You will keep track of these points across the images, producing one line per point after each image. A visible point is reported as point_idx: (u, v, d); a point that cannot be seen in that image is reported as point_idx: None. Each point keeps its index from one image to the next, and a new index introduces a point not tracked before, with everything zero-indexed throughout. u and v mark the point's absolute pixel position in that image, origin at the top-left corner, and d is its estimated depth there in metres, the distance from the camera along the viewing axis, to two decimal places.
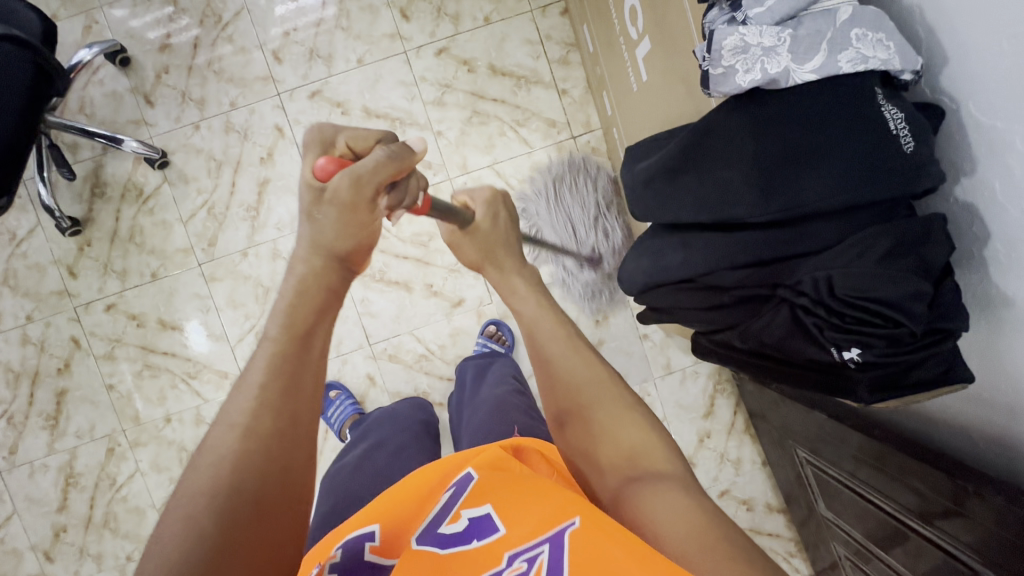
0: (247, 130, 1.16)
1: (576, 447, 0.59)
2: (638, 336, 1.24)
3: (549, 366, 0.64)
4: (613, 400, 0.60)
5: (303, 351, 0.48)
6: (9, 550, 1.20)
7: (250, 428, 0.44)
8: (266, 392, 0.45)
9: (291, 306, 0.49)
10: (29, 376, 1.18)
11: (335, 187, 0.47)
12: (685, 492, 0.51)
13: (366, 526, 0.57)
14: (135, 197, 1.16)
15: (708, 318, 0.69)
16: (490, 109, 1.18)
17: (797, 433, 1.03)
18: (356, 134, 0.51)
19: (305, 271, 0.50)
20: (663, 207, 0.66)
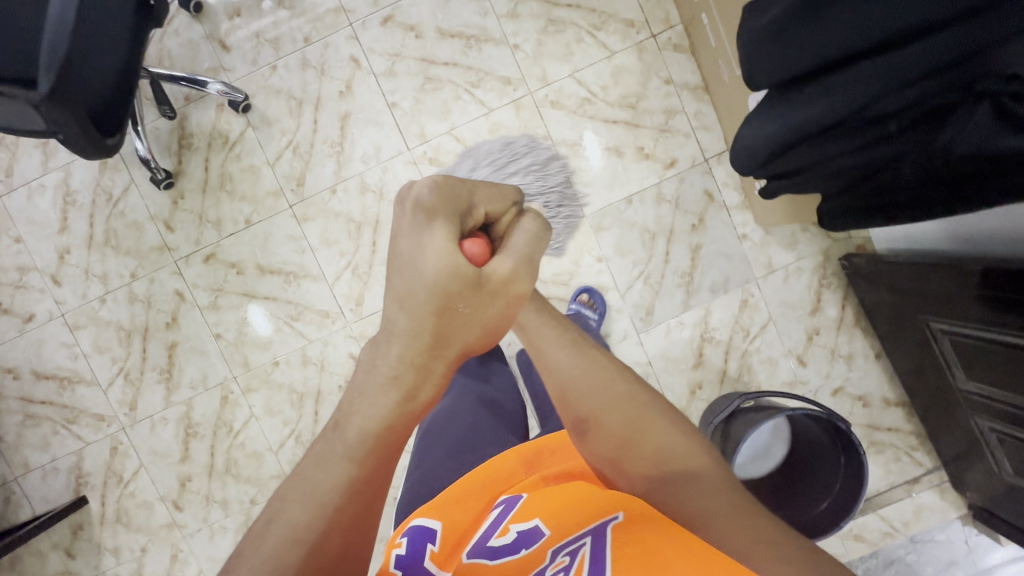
0: (324, 65, 1.15)
1: (604, 454, 0.57)
2: (737, 237, 1.20)
3: (567, 382, 0.61)
4: (633, 405, 0.58)
5: (385, 467, 0.47)
6: (140, 503, 1.25)
7: (340, 505, 0.45)
8: (342, 505, 0.45)
9: (383, 423, 0.46)
10: (140, 333, 1.21)
11: (504, 276, 0.46)
12: (711, 485, 0.51)
13: (427, 523, 0.64)
14: (221, 145, 1.17)
15: (871, 152, 0.66)
16: (565, 15, 1.15)
17: (930, 302, 0.99)
18: (488, 196, 0.49)
19: (413, 377, 0.45)
20: (804, 52, 0.59)
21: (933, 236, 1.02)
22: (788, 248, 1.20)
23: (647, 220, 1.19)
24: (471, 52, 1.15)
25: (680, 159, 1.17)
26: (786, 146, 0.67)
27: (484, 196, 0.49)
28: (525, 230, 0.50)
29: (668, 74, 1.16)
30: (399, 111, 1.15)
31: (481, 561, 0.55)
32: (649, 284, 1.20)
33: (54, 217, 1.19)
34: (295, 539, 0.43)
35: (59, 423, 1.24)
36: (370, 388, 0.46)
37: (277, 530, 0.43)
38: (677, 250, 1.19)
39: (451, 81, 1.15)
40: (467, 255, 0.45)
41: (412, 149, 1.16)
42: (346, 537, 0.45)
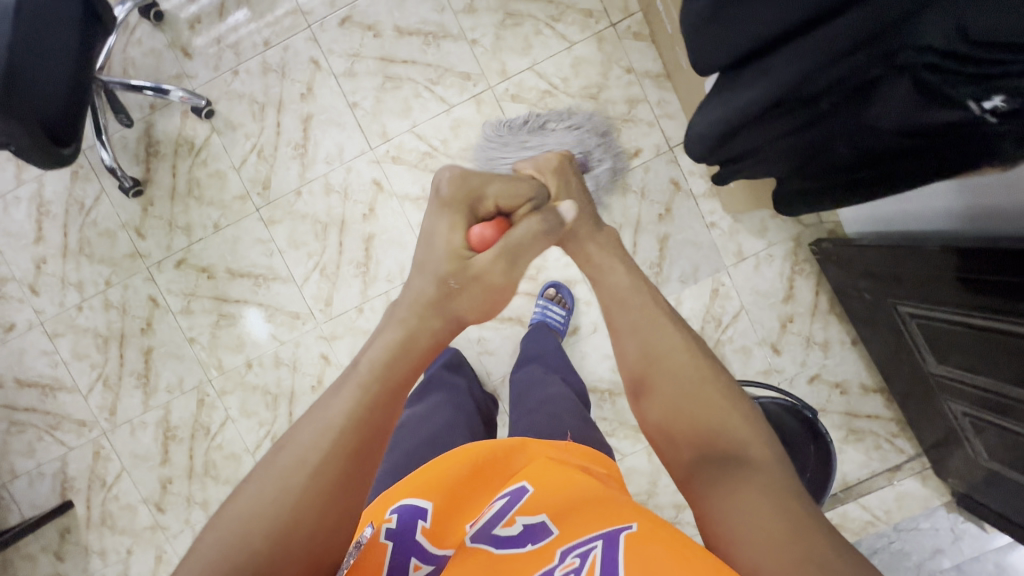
0: (285, 68, 1.16)
1: (653, 415, 0.56)
2: (705, 225, 1.18)
3: (631, 337, 0.60)
4: (695, 373, 0.55)
5: (386, 413, 0.48)
6: (123, 506, 1.27)
7: (343, 428, 0.46)
8: (346, 433, 0.46)
9: (386, 365, 0.50)
10: (116, 339, 1.23)
11: (486, 261, 0.55)
12: (764, 479, 0.45)
13: (420, 502, 0.57)
14: (188, 152, 1.19)
15: (810, 134, 0.65)
16: (522, 8, 1.14)
17: (896, 285, 0.97)
18: (501, 192, 0.61)
19: (430, 326, 0.53)
20: (740, 30, 0.57)
21: (894, 215, 0.98)
22: (758, 235, 1.19)
23: (613, 211, 1.18)
24: (429, 49, 1.15)
25: (644, 149, 1.16)
26: (732, 124, 0.66)
27: (496, 191, 0.60)
28: (524, 224, 0.59)
29: (628, 64, 1.15)
30: (360, 111, 1.16)
31: (483, 547, 0.49)
32: None
33: (30, 228, 1.22)
34: (297, 463, 0.44)
35: (44, 429, 1.27)
36: (384, 328, 0.53)
37: (288, 450, 0.45)
38: (645, 240, 1.18)
39: (410, 79, 1.16)
40: (468, 236, 0.56)
41: (375, 148, 1.17)
42: (348, 471, 0.45)
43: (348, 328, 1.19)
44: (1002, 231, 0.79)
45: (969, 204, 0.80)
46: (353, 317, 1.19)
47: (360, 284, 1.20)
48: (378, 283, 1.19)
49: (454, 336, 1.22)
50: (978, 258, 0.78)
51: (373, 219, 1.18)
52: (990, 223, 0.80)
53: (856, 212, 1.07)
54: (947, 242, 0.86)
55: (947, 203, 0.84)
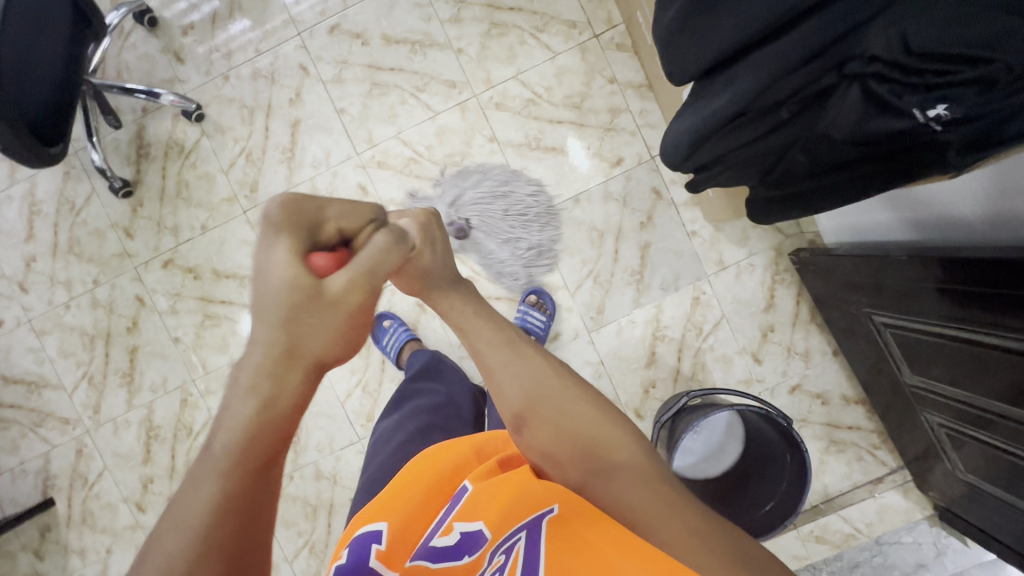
0: (274, 73, 1.19)
1: (540, 449, 0.56)
2: (686, 234, 1.19)
3: (496, 373, 0.60)
4: (565, 397, 0.57)
5: (263, 483, 0.43)
6: (104, 505, 1.27)
7: (212, 526, 0.39)
8: (221, 527, 0.40)
9: (246, 437, 0.42)
10: (102, 338, 1.25)
11: (341, 288, 0.45)
12: (641, 476, 0.50)
13: (374, 525, 0.57)
14: (178, 154, 1.21)
15: (772, 145, 0.66)
16: (507, 18, 1.17)
17: (872, 295, 0.98)
18: (340, 210, 0.48)
19: (283, 383, 0.43)
20: (707, 42, 0.60)
21: (868, 225, 1.01)
22: (739, 245, 1.19)
23: (595, 219, 1.19)
24: (416, 58, 1.18)
25: (626, 158, 1.18)
26: (698, 136, 0.67)
27: (336, 210, 0.48)
28: (373, 247, 0.48)
29: (611, 74, 1.17)
30: (347, 117, 1.19)
31: (423, 563, 0.51)
32: (598, 283, 1.20)
33: (22, 227, 1.24)
34: None
35: (28, 426, 1.28)
36: (229, 398, 0.43)
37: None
38: (627, 249, 1.19)
39: (397, 86, 1.18)
40: (304, 267, 0.44)
41: (361, 153, 1.19)
42: (230, 568, 0.39)
43: None
44: (969, 239, 0.80)
45: (938, 213, 0.83)
46: None
47: None
48: None
49: (436, 340, 1.23)
50: (943, 266, 0.80)
51: None
52: (952, 231, 0.83)
53: (834, 217, 1.09)
54: (914, 249, 0.88)
55: (916, 204, 0.87)
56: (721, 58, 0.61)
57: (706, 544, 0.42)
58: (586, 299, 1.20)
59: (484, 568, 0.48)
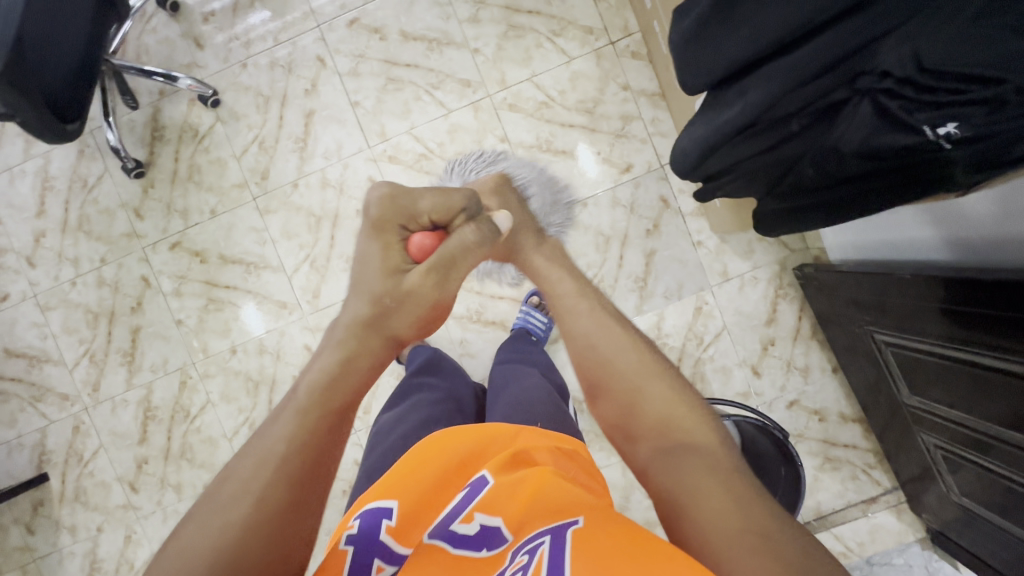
0: (292, 64, 1.20)
1: (610, 419, 0.59)
2: (691, 244, 1.20)
3: (582, 344, 0.64)
4: (644, 372, 0.59)
5: (333, 427, 0.51)
6: (97, 483, 1.28)
7: (286, 455, 0.48)
8: (290, 462, 0.48)
9: (325, 386, 0.52)
10: (106, 316, 1.26)
11: (416, 280, 0.56)
12: (710, 461, 0.49)
13: (384, 500, 0.57)
14: (191, 138, 1.22)
15: (781, 156, 0.66)
16: (525, 21, 1.18)
17: (875, 313, 0.98)
18: (433, 202, 0.59)
19: (369, 343, 0.55)
20: (720, 52, 0.61)
21: (884, 243, 0.99)
22: (744, 257, 1.20)
23: (602, 224, 1.20)
24: (432, 55, 1.19)
25: (636, 165, 1.19)
26: (708, 144, 0.68)
27: (429, 204, 0.59)
28: (459, 234, 0.59)
29: (625, 82, 1.18)
30: (361, 110, 1.20)
31: (442, 546, 0.52)
32: (601, 288, 1.21)
33: (33, 202, 1.25)
34: (246, 492, 0.46)
35: (26, 400, 1.28)
36: (322, 350, 0.55)
37: (228, 491, 0.46)
38: (631, 255, 1.20)
39: (412, 82, 1.19)
40: (405, 249, 0.58)
41: (372, 147, 1.20)
42: (297, 491, 0.47)
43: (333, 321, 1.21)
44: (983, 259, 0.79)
45: (953, 235, 0.82)
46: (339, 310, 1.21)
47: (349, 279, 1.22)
48: None
49: (437, 336, 1.23)
50: (955, 287, 0.79)
51: None
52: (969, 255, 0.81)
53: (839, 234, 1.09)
54: (919, 270, 0.88)
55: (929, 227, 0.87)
56: (734, 66, 0.61)
57: (766, 542, 0.40)
58: None
59: (506, 565, 0.48)
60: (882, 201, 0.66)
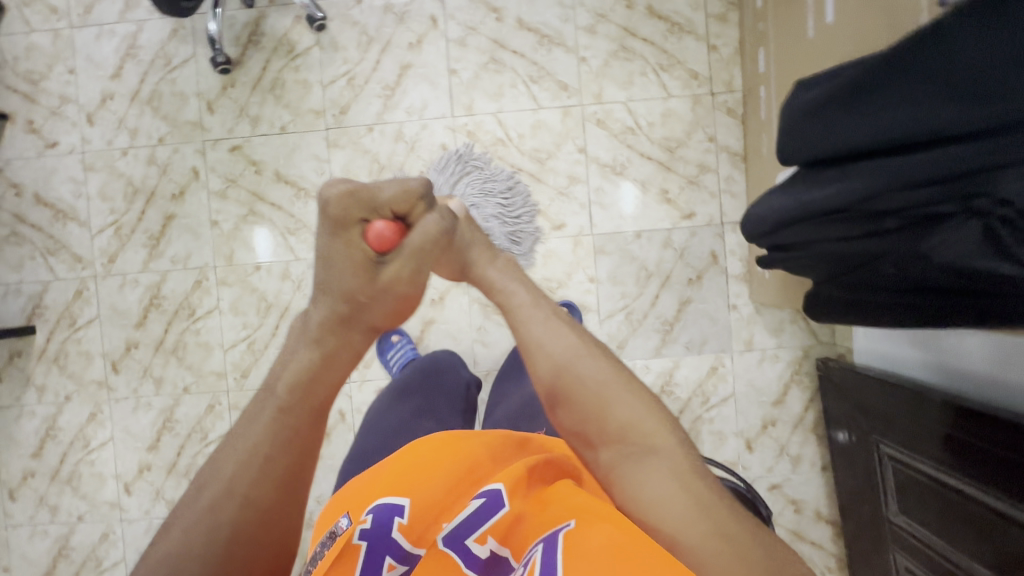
0: (404, 14, 1.21)
1: (570, 429, 0.59)
2: (726, 305, 1.21)
3: (535, 351, 0.61)
4: (608, 381, 0.58)
5: (313, 414, 0.52)
6: (82, 352, 1.27)
7: (268, 457, 0.50)
8: (275, 446, 0.50)
9: (304, 379, 0.52)
10: (145, 195, 1.25)
11: (395, 269, 0.50)
12: (673, 466, 0.54)
13: (396, 499, 0.61)
14: (285, 53, 1.22)
15: (852, 246, 0.69)
16: (638, 47, 1.20)
17: (885, 425, 0.99)
18: (396, 190, 0.49)
19: (339, 342, 0.52)
20: (828, 141, 0.63)
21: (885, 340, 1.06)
22: (772, 333, 1.21)
23: (648, 260, 1.21)
24: (540, 50, 1.20)
25: (698, 215, 1.20)
26: (794, 218, 0.72)
27: (391, 190, 0.49)
28: (419, 227, 0.50)
29: (714, 134, 1.20)
30: (456, 79, 1.21)
31: (456, 561, 0.57)
32: (629, 319, 1.21)
33: (112, 63, 1.25)
34: (233, 478, 0.49)
35: (38, 251, 1.27)
36: (295, 349, 0.53)
37: (218, 482, 0.49)
38: (666, 298, 1.21)
39: (513, 69, 1.20)
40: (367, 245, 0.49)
41: (455, 117, 1.21)
42: (288, 477, 0.51)
43: None
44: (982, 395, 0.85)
45: (950, 355, 0.89)
46: None
47: None
48: None
49: (457, 316, 1.23)
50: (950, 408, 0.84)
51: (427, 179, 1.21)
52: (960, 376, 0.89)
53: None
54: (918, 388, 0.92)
55: (936, 347, 0.92)
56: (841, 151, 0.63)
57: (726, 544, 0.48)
58: (612, 329, 1.21)
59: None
60: (959, 313, 0.66)
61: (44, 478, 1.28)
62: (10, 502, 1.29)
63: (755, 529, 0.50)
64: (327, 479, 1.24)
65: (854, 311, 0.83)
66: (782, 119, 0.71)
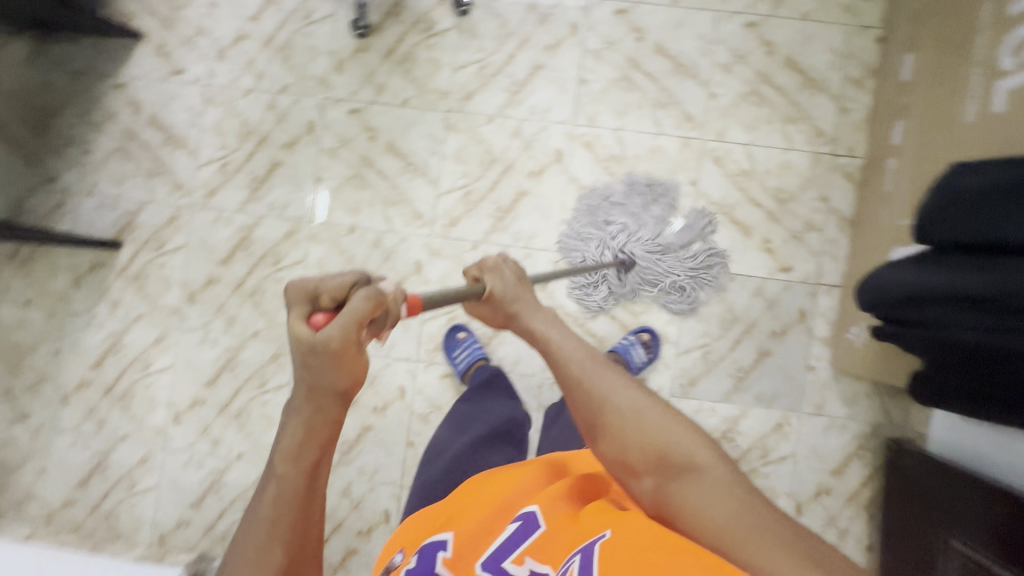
0: (548, 16, 1.22)
1: (614, 457, 0.61)
2: (804, 365, 1.20)
3: (578, 387, 0.64)
4: (644, 408, 0.62)
5: (312, 476, 0.55)
6: (162, 277, 1.29)
7: (275, 518, 0.53)
8: (285, 512, 0.53)
9: (297, 448, 0.54)
10: (257, 138, 1.27)
11: (328, 334, 0.49)
12: (719, 481, 0.56)
13: (441, 534, 0.63)
14: (423, 29, 1.24)
15: (980, 341, 0.74)
16: (770, 94, 1.20)
17: (955, 517, 0.95)
18: (336, 283, 0.52)
19: (316, 412, 0.54)
20: (962, 229, 0.74)
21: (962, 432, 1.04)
22: (845, 403, 1.20)
23: (736, 304, 1.21)
24: (673, 77, 1.21)
25: (795, 270, 1.20)
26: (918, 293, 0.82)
27: (331, 283, 0.52)
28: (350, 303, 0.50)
29: (827, 195, 1.19)
30: (584, 89, 1.22)
31: None
32: (705, 358, 1.21)
33: (254, 5, 1.27)
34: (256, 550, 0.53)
35: (142, 170, 1.29)
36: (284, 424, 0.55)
37: (240, 549, 0.53)
38: (745, 346, 1.21)
39: (642, 90, 1.21)
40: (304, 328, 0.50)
41: (576, 126, 1.22)
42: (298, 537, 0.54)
43: (454, 254, 1.22)
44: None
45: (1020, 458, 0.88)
46: (465, 249, 1.22)
47: (489, 227, 1.23)
48: (504, 235, 1.22)
49: None
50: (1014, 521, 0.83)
51: (535, 180, 1.22)
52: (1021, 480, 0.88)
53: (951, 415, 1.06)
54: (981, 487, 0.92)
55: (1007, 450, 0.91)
56: (980, 243, 0.72)
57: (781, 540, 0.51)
58: (686, 364, 1.21)
59: None
60: None
61: (98, 391, 1.30)
62: (60, 407, 1.31)
63: (810, 546, 0.51)
64: (374, 452, 1.24)
65: (958, 396, 0.89)
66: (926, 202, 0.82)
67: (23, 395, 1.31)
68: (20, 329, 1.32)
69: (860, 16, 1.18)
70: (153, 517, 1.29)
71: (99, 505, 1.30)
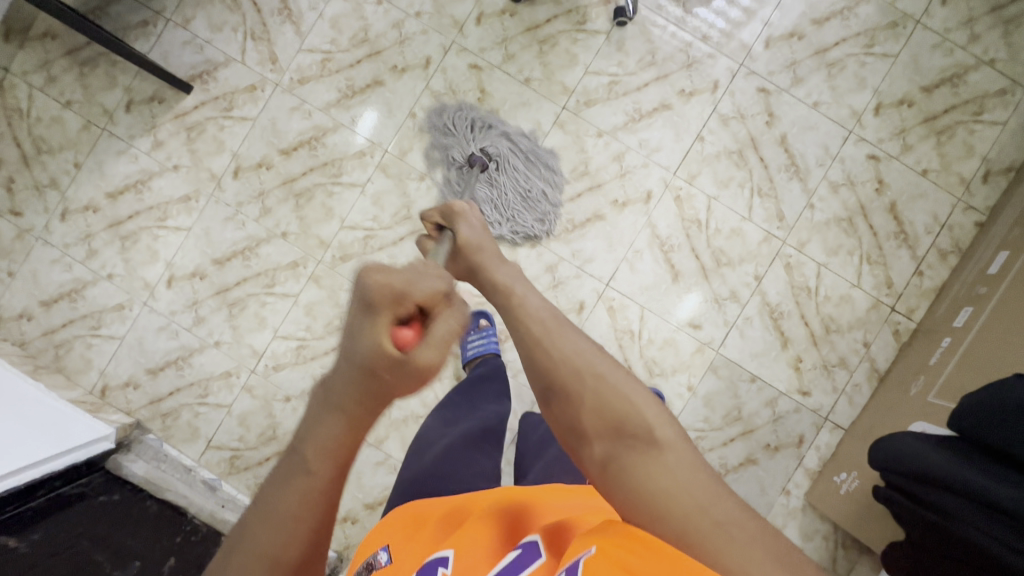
0: (695, 64, 1.21)
1: (565, 427, 0.50)
2: (782, 487, 1.21)
3: (537, 347, 0.53)
4: (604, 372, 0.50)
5: (341, 481, 0.42)
6: (218, 138, 1.23)
7: (292, 522, 0.41)
8: (300, 521, 0.41)
9: (329, 445, 0.41)
10: (371, 49, 1.22)
11: (427, 358, 0.38)
12: (678, 461, 0.45)
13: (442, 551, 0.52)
14: (574, 20, 1.21)
15: (975, 539, 0.78)
16: (861, 228, 1.21)
17: None
18: (425, 285, 0.40)
19: (359, 419, 0.40)
20: (992, 432, 0.79)
21: None
22: (803, 538, 1.21)
23: (746, 405, 1.22)
24: (782, 173, 1.21)
25: (811, 398, 1.22)
26: (926, 472, 0.87)
27: (412, 281, 0.40)
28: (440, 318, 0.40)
29: (870, 342, 1.21)
30: (698, 146, 1.21)
31: None
32: (695, 442, 1.21)
33: None
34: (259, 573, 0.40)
35: (243, 28, 1.23)
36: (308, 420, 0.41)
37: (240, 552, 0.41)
38: (737, 446, 1.21)
39: (750, 172, 1.21)
40: (386, 342, 0.38)
41: (675, 176, 1.21)
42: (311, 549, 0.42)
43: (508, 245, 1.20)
44: None
45: None
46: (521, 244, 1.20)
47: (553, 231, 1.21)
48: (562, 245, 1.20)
49: None
50: None
51: (616, 209, 1.21)
52: None
53: None
54: None
55: None
56: (1004, 452, 0.78)
57: (758, 537, 0.41)
58: None
59: None
60: None
61: (102, 221, 1.23)
62: (58, 220, 1.23)
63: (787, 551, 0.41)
64: None
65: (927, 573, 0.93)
66: (965, 395, 0.87)
67: (26, 192, 1.23)
68: (50, 125, 1.23)
69: (970, 195, 1.21)
70: (105, 366, 1.22)
71: (54, 331, 1.22)
